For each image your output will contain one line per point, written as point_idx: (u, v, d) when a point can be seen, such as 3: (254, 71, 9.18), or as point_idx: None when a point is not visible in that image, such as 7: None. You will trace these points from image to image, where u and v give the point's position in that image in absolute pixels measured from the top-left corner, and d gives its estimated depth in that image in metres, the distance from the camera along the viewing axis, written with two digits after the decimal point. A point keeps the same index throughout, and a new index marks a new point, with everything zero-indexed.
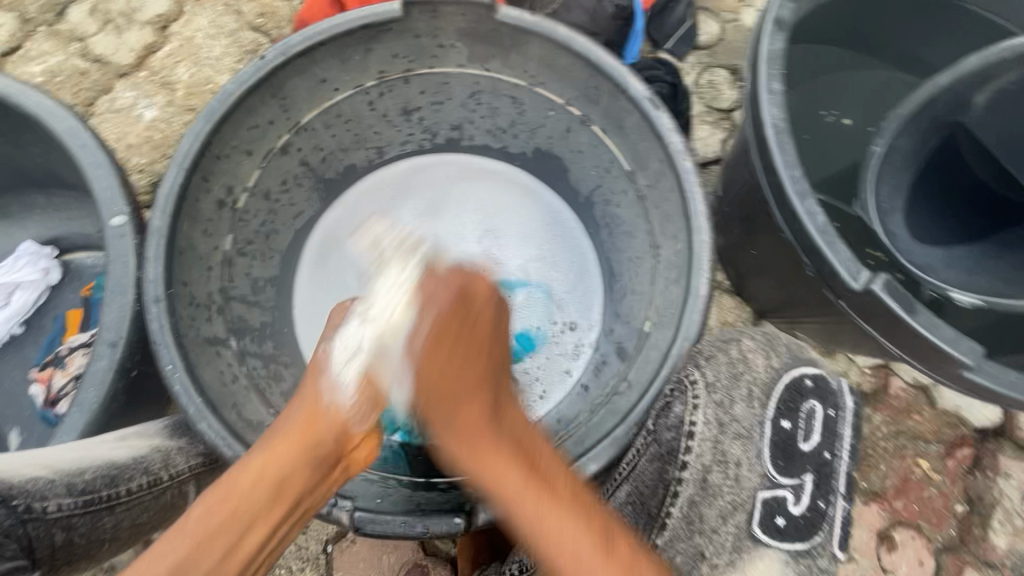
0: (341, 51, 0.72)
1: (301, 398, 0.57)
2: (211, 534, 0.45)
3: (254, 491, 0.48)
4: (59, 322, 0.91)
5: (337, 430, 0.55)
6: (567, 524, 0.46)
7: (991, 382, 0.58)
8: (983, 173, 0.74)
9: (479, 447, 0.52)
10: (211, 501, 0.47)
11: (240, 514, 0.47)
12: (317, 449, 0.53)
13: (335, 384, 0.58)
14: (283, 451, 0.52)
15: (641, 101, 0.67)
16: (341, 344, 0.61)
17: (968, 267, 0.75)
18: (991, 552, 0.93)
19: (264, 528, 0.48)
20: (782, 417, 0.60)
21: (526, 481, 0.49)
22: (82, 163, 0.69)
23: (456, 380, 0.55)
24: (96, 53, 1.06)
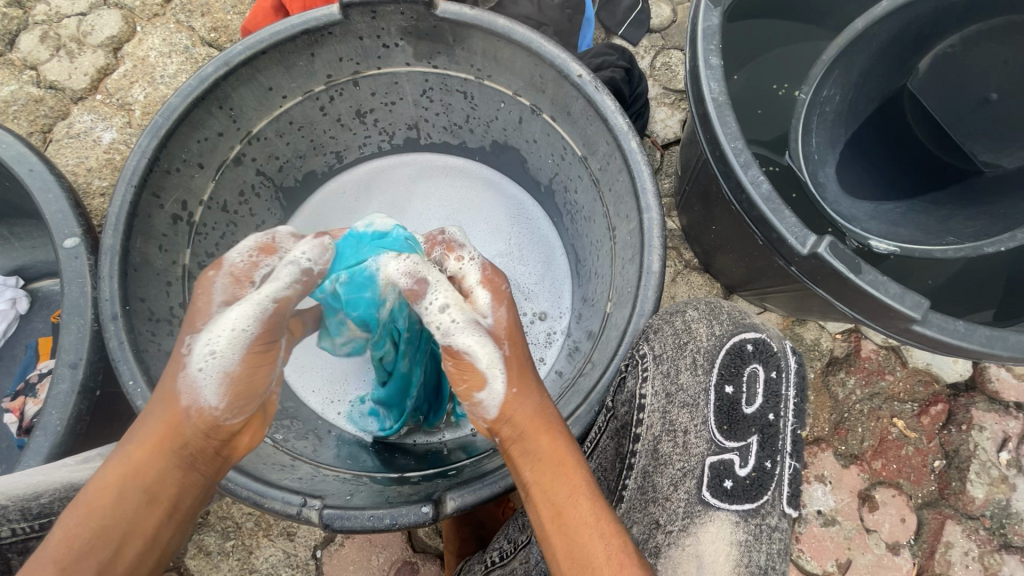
0: (285, 58, 0.72)
1: (159, 395, 0.55)
2: (77, 557, 0.48)
3: (119, 508, 0.50)
4: (29, 350, 0.91)
5: (200, 425, 0.54)
6: (620, 535, 0.51)
7: (937, 333, 0.60)
8: (923, 136, 0.81)
9: (562, 482, 0.54)
10: (73, 520, 0.49)
11: (110, 526, 0.50)
12: (180, 449, 0.54)
13: (196, 383, 0.54)
14: (143, 455, 0.53)
15: (584, 85, 0.68)
16: (209, 333, 0.55)
17: (895, 222, 0.78)
18: (971, 504, 0.95)
19: (139, 535, 0.51)
20: (725, 381, 0.61)
21: (592, 487, 0.54)
22: (32, 188, 0.70)
23: (531, 370, 0.61)
24: (50, 80, 1.06)
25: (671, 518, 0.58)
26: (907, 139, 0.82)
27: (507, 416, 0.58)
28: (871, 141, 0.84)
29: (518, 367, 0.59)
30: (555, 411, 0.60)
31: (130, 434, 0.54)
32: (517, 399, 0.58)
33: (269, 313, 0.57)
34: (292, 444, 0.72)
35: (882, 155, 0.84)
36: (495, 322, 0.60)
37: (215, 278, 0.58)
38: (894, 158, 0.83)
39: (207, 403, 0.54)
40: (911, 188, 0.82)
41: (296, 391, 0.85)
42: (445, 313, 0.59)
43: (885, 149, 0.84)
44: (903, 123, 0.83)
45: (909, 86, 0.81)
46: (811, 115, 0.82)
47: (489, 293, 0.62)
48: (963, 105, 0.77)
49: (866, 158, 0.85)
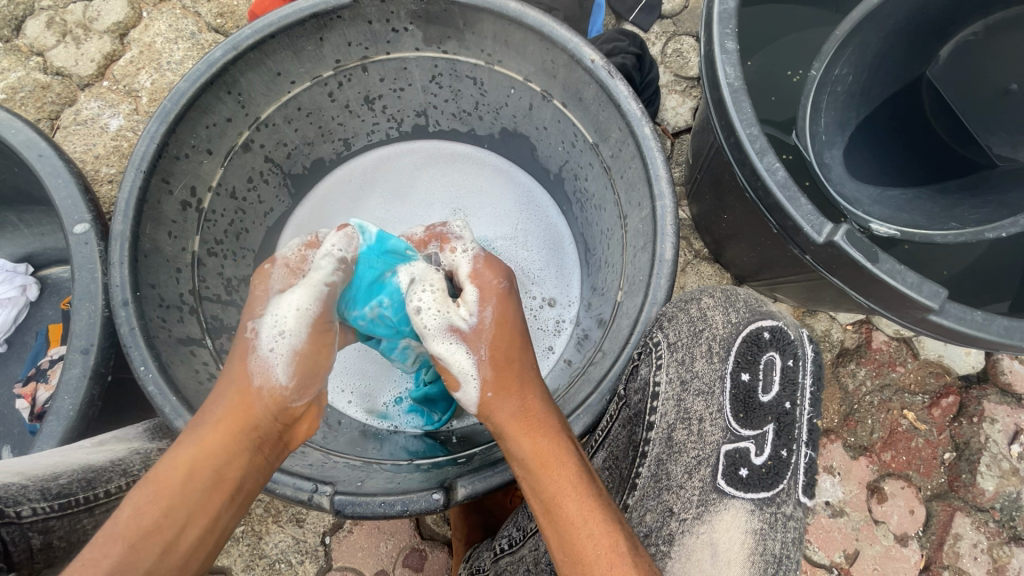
0: (293, 42, 0.71)
1: (227, 383, 0.58)
2: (148, 530, 0.50)
3: (189, 487, 0.52)
4: (40, 336, 0.92)
5: (271, 408, 0.58)
6: (610, 535, 0.50)
7: (954, 323, 0.59)
8: (940, 128, 0.80)
9: (552, 475, 0.53)
10: (144, 497, 0.51)
11: (178, 507, 0.51)
12: (248, 433, 0.56)
13: (267, 361, 0.59)
14: (213, 436, 0.55)
15: (597, 71, 0.67)
16: (272, 316, 0.61)
17: (898, 208, 0.77)
18: (980, 497, 0.94)
19: (203, 517, 0.52)
20: (741, 368, 0.60)
21: (580, 484, 0.53)
22: (41, 174, 0.70)
23: (517, 370, 0.61)
24: (57, 66, 1.05)
25: (685, 506, 0.58)
26: (924, 127, 0.81)
27: (490, 417, 0.60)
28: (885, 125, 0.83)
29: (495, 369, 0.60)
30: (546, 408, 0.59)
31: (200, 419, 0.56)
32: (495, 403, 0.60)
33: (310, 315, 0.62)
34: None
35: (894, 142, 0.83)
36: (472, 322, 0.62)
37: (275, 271, 0.64)
38: (908, 144, 0.82)
39: (277, 383, 0.58)
40: (923, 175, 0.81)
41: None
42: (424, 314, 0.63)
43: (898, 135, 0.82)
44: (921, 111, 0.81)
45: (929, 74, 0.80)
46: (820, 95, 0.79)
47: (476, 290, 0.63)
48: (983, 96, 0.75)
49: (876, 144, 0.83)
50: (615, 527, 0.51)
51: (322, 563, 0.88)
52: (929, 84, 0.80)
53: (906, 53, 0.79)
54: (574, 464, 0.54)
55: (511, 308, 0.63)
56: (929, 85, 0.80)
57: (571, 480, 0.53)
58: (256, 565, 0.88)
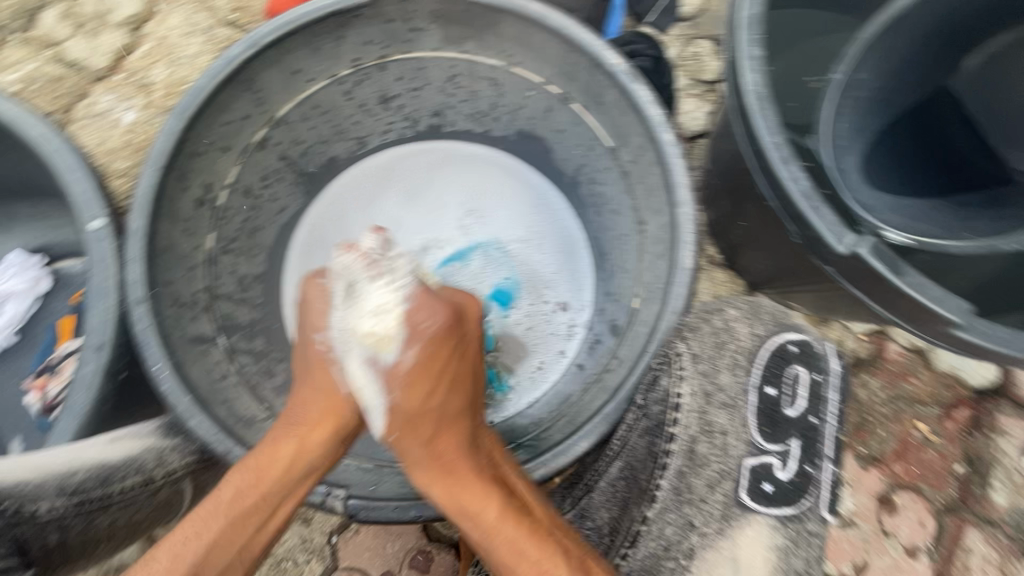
0: (312, 40, 0.70)
1: (317, 389, 0.64)
2: (245, 512, 0.57)
3: (286, 476, 0.59)
4: (51, 329, 0.91)
5: (356, 415, 0.64)
6: (533, 559, 0.56)
7: (981, 339, 0.58)
8: (964, 140, 0.79)
9: (473, 509, 0.60)
10: (242, 482, 0.57)
11: (270, 494, 0.58)
12: (339, 434, 0.63)
13: (346, 377, 0.63)
14: (311, 436, 0.61)
15: (619, 75, 0.66)
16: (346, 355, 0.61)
17: (915, 217, 0.75)
18: (992, 511, 0.93)
19: (291, 502, 0.60)
20: (767, 382, 0.61)
21: (503, 517, 0.59)
22: (56, 169, 0.70)
23: (433, 407, 0.63)
24: (71, 58, 1.05)
25: (707, 520, 0.58)
26: (945, 137, 0.80)
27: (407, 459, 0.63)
28: (906, 133, 0.81)
29: (411, 408, 0.62)
30: (456, 443, 0.63)
31: (291, 415, 0.63)
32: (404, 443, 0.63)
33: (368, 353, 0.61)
34: None
35: (915, 150, 0.80)
36: (392, 361, 0.61)
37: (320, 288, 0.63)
38: (929, 153, 0.80)
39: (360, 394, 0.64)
40: (942, 186, 0.78)
41: None
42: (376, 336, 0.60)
43: (919, 143, 0.80)
44: (943, 120, 0.80)
45: (953, 84, 0.79)
46: (840, 99, 0.80)
47: (404, 331, 0.60)
48: (1008, 109, 0.75)
49: (892, 151, 0.81)
50: (553, 548, 0.57)
51: (329, 563, 0.88)
52: (953, 94, 0.79)
53: (931, 62, 0.78)
54: (495, 500, 0.59)
55: (434, 347, 0.62)
56: (952, 96, 0.80)
57: (497, 518, 0.58)
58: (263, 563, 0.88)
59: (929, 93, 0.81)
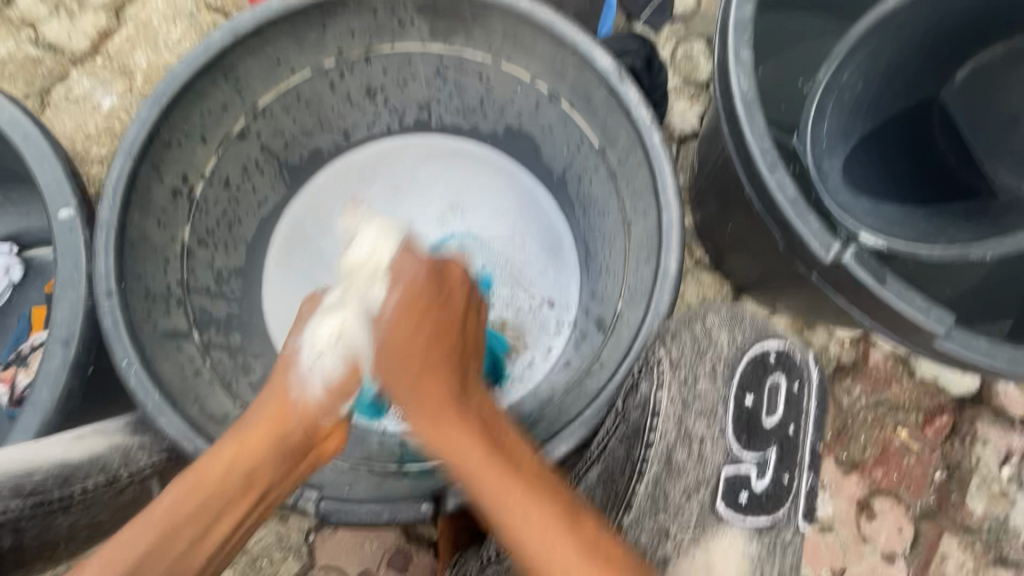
0: (294, 30, 0.68)
1: (266, 396, 0.60)
2: (176, 526, 0.50)
3: (223, 487, 0.52)
4: (23, 320, 0.89)
5: (305, 420, 0.59)
6: (522, 504, 0.50)
7: (959, 350, 0.58)
8: (948, 152, 0.78)
9: (460, 452, 0.54)
10: (183, 487, 0.51)
11: (207, 504, 0.51)
12: (284, 442, 0.57)
13: (305, 379, 0.61)
14: (251, 440, 0.56)
15: (607, 74, 0.65)
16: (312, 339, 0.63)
17: (890, 222, 0.73)
18: (969, 517, 0.94)
19: (231, 518, 0.52)
20: (745, 391, 0.60)
21: (489, 458, 0.53)
22: (25, 155, 0.67)
23: (415, 344, 0.60)
24: (49, 40, 1.02)
25: (683, 529, 0.57)
26: (929, 148, 0.79)
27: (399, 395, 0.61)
28: (891, 141, 0.80)
29: (395, 345, 0.61)
30: (444, 380, 0.59)
31: (239, 424, 0.58)
32: (393, 376, 0.61)
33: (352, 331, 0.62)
34: None
35: (900, 159, 0.80)
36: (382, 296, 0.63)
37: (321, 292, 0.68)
38: (912, 163, 0.79)
39: (311, 401, 0.60)
40: (923, 196, 0.78)
41: None
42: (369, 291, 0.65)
43: (906, 151, 0.80)
44: (928, 132, 0.80)
45: (943, 95, 0.79)
46: (827, 98, 0.74)
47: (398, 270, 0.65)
48: (994, 123, 0.75)
49: (878, 157, 0.80)
50: (544, 498, 0.50)
51: (306, 561, 0.87)
52: (941, 105, 0.79)
53: (922, 70, 0.77)
54: (479, 439, 0.54)
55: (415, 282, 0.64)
56: (941, 107, 0.79)
57: (484, 461, 0.52)
58: (238, 561, 0.86)
59: (919, 103, 0.80)
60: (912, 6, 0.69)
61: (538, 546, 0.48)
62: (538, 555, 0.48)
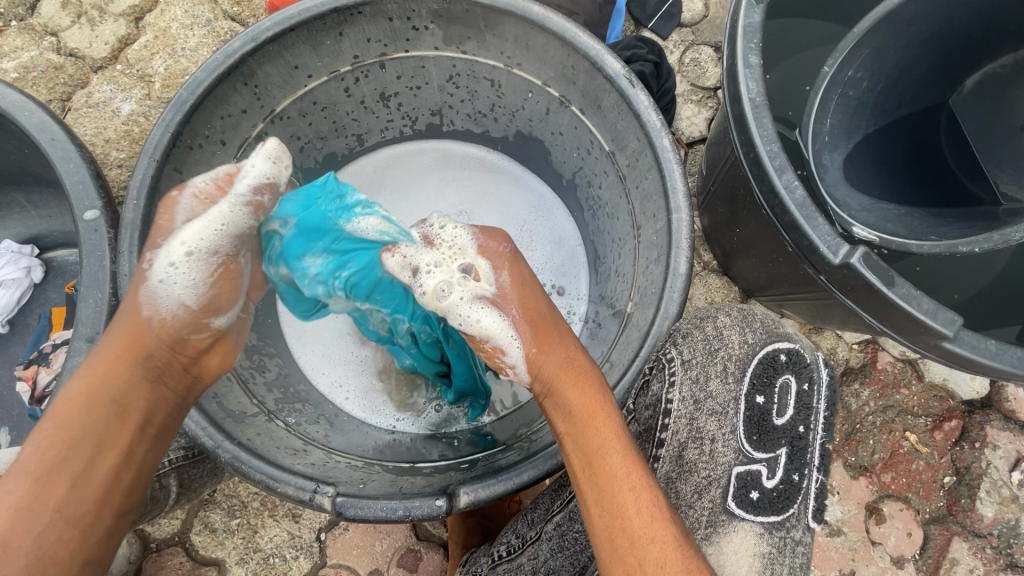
0: (312, 36, 0.70)
1: (117, 317, 0.58)
2: (52, 464, 0.51)
3: (92, 421, 0.53)
4: (43, 319, 0.91)
5: (163, 335, 0.58)
6: (651, 490, 0.51)
7: (968, 352, 0.59)
8: (952, 157, 0.79)
9: (597, 419, 0.55)
10: (43, 438, 0.52)
11: (83, 438, 0.52)
12: (146, 362, 0.57)
13: (155, 294, 0.58)
14: (110, 365, 0.56)
15: (618, 79, 0.66)
16: (168, 247, 0.57)
17: (885, 218, 0.74)
18: (979, 522, 0.94)
19: (114, 447, 0.53)
20: (756, 391, 0.61)
21: (623, 437, 0.55)
22: (52, 158, 0.69)
23: (554, 327, 0.62)
24: (70, 48, 1.04)
25: (693, 527, 0.58)
26: (935, 154, 0.80)
27: (536, 375, 0.61)
28: (899, 143, 0.81)
29: (531, 327, 0.61)
30: (586, 360, 0.61)
31: (93, 360, 0.57)
32: (540, 357, 0.60)
33: (234, 227, 0.59)
34: (303, 428, 0.73)
35: (904, 163, 0.81)
36: (497, 291, 0.62)
37: (180, 198, 0.59)
38: (917, 167, 0.81)
39: (168, 316, 0.58)
40: (926, 200, 0.78)
41: (308, 373, 0.85)
42: (451, 295, 0.61)
43: (912, 153, 0.81)
44: (936, 137, 0.81)
45: (951, 102, 0.79)
46: (832, 94, 0.75)
47: (487, 261, 0.63)
48: (1000, 130, 0.75)
49: (882, 156, 0.81)
50: (653, 482, 0.52)
51: (317, 560, 0.88)
52: (949, 111, 0.80)
53: (929, 76, 0.78)
54: (617, 420, 0.56)
55: (523, 270, 0.64)
56: (949, 114, 0.80)
57: (616, 433, 0.55)
58: (250, 559, 0.87)
59: (927, 107, 0.81)
60: (919, 12, 0.69)
61: (654, 527, 0.50)
62: (637, 535, 0.49)
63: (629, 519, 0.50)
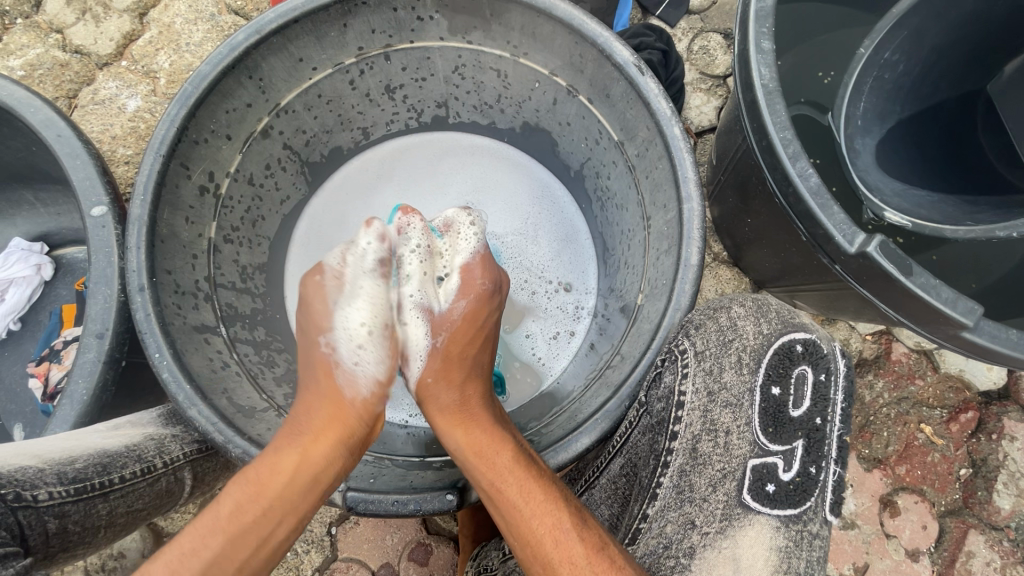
0: (317, 28, 0.69)
1: (319, 389, 0.64)
2: (242, 533, 0.55)
3: (298, 489, 0.57)
4: (54, 317, 0.92)
5: (363, 413, 0.65)
6: (553, 516, 0.55)
7: (987, 342, 0.57)
8: (988, 145, 0.77)
9: (489, 445, 0.60)
10: (243, 496, 0.56)
11: (268, 515, 0.56)
12: (347, 442, 0.62)
13: (353, 375, 0.66)
14: (316, 446, 0.60)
15: (627, 66, 0.65)
16: (344, 334, 0.67)
17: (918, 204, 0.74)
18: (996, 515, 0.92)
19: (291, 522, 0.57)
20: (771, 382, 0.60)
21: (518, 469, 0.58)
22: (60, 154, 0.69)
23: (467, 367, 0.68)
24: (77, 45, 1.04)
25: (708, 520, 0.58)
26: (969, 140, 0.78)
27: (430, 402, 0.67)
28: (925, 131, 0.80)
29: (442, 360, 0.68)
30: (482, 403, 0.66)
31: (292, 429, 0.61)
32: (435, 387, 0.67)
33: (376, 296, 0.70)
34: None
35: (938, 149, 0.79)
36: (434, 310, 0.71)
37: (326, 281, 0.68)
38: (950, 154, 0.79)
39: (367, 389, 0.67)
40: (957, 186, 0.77)
41: None
42: (409, 287, 0.72)
43: (942, 139, 0.80)
44: (971, 124, 0.78)
45: (990, 89, 0.76)
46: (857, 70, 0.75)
47: (459, 284, 0.71)
48: None
49: (912, 141, 0.80)
50: (559, 506, 0.56)
51: (328, 554, 0.88)
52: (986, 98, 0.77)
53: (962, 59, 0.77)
54: (512, 453, 0.60)
55: (486, 308, 0.70)
56: (987, 101, 0.77)
57: (509, 465, 0.58)
58: None
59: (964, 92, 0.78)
60: None
61: (560, 549, 0.54)
62: (548, 558, 0.54)
63: (528, 540, 0.55)
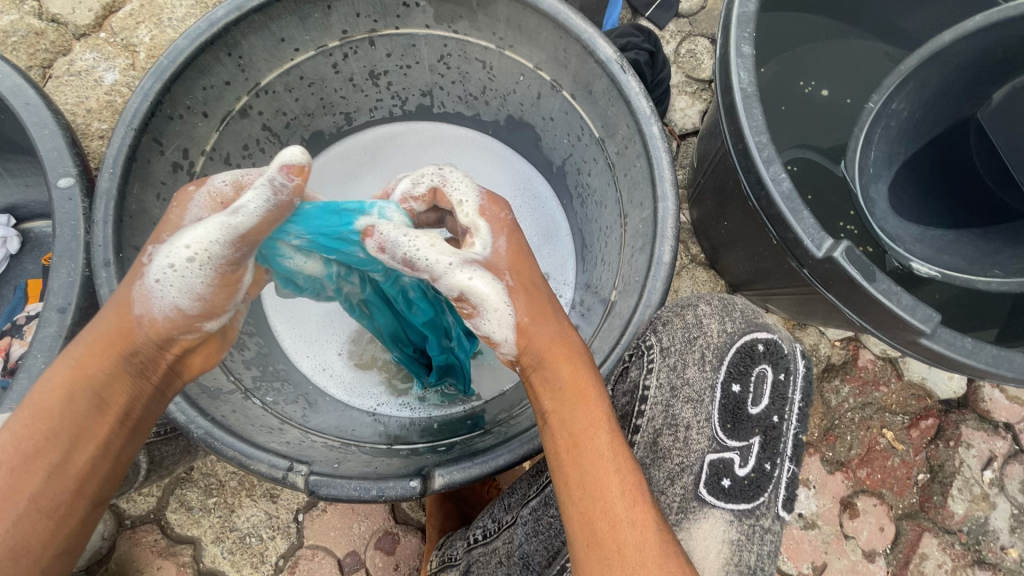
0: (300, 8, 0.69)
1: (112, 301, 0.54)
2: (24, 459, 0.48)
3: (67, 413, 0.50)
4: (20, 292, 0.89)
5: (152, 334, 0.53)
6: (633, 474, 0.49)
7: (944, 348, 0.59)
8: (986, 173, 0.76)
9: (584, 391, 0.52)
10: (19, 422, 0.49)
11: (49, 437, 0.49)
12: (131, 358, 0.53)
13: (150, 291, 0.53)
14: (89, 360, 0.51)
15: (609, 63, 0.65)
16: (171, 244, 0.52)
17: (940, 248, 0.78)
18: (949, 518, 0.95)
19: (91, 445, 0.51)
20: (732, 379, 0.62)
21: (609, 424, 0.51)
22: (26, 123, 0.67)
23: (547, 298, 0.57)
24: (55, 13, 1.01)
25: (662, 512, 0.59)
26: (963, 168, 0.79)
27: (524, 347, 0.55)
28: (927, 165, 0.82)
29: (525, 295, 0.56)
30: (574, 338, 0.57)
31: (80, 341, 0.53)
32: (530, 329, 0.54)
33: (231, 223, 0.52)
34: (280, 407, 0.72)
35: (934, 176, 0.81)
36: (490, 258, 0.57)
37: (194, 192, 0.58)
38: (945, 183, 0.80)
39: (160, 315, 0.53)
40: (958, 216, 0.79)
41: (288, 353, 0.84)
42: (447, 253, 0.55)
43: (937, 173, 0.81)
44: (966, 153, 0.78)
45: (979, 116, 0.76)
46: None
47: (486, 223, 0.59)
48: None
49: (911, 174, 0.82)
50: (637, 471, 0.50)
51: (294, 541, 0.87)
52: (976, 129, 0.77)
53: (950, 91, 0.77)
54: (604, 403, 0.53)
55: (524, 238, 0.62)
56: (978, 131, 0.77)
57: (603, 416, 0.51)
58: (226, 538, 0.87)
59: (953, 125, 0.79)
60: None
61: (636, 512, 0.48)
62: (619, 520, 0.48)
63: (604, 500, 0.48)
